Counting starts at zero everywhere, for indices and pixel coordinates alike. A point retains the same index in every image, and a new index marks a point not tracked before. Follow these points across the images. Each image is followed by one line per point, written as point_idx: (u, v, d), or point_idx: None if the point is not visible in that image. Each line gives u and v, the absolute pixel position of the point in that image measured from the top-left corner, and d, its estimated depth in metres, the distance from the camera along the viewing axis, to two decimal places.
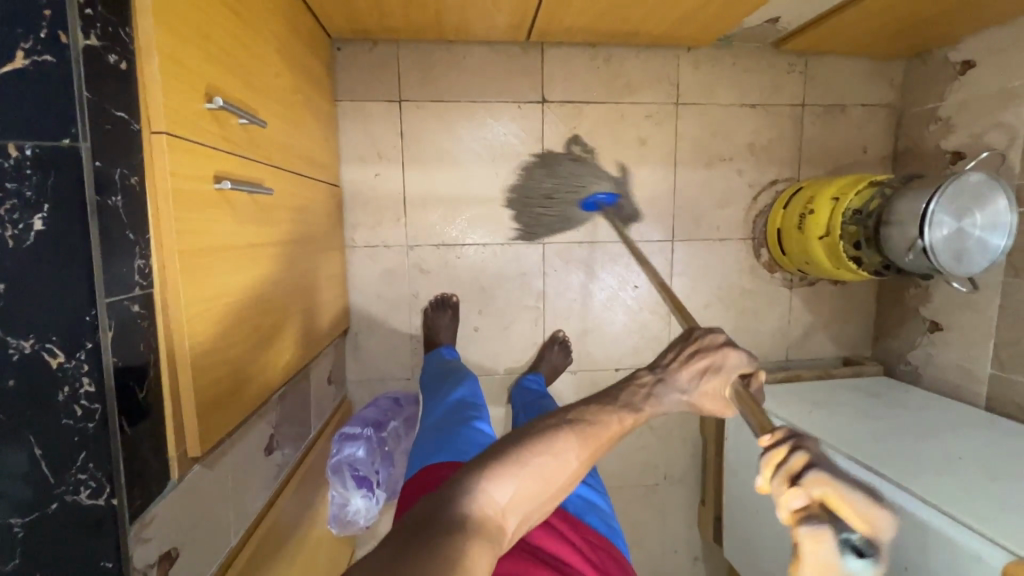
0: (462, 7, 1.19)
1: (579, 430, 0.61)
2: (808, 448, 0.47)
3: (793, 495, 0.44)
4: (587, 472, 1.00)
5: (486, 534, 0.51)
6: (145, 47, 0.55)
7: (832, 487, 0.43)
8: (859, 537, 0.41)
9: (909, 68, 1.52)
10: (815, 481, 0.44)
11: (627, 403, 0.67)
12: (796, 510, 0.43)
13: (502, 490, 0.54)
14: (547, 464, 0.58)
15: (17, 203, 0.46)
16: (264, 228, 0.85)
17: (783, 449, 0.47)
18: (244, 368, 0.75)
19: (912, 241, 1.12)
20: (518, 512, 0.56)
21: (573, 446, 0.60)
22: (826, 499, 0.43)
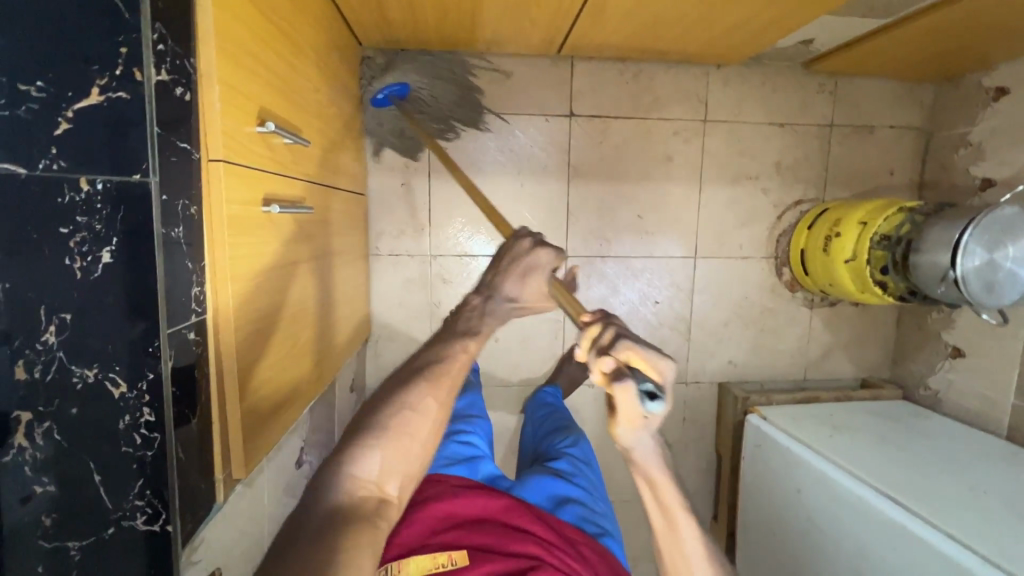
0: (497, 21, 1.19)
1: (424, 379, 0.64)
2: (616, 324, 0.59)
3: (608, 359, 0.55)
4: (585, 470, 0.98)
5: (365, 513, 0.54)
6: (207, 76, 0.55)
7: (635, 349, 0.55)
8: (653, 384, 0.54)
9: (940, 91, 1.51)
10: (620, 345, 0.55)
11: (463, 330, 0.71)
12: (611, 371, 0.55)
13: (371, 464, 0.57)
14: (406, 424, 0.60)
15: (87, 236, 0.47)
16: (301, 245, 0.85)
17: (598, 329, 0.58)
18: (281, 387, 0.76)
19: (944, 273, 1.12)
20: (397, 479, 0.59)
21: (428, 399, 0.63)
22: (631, 360, 0.55)
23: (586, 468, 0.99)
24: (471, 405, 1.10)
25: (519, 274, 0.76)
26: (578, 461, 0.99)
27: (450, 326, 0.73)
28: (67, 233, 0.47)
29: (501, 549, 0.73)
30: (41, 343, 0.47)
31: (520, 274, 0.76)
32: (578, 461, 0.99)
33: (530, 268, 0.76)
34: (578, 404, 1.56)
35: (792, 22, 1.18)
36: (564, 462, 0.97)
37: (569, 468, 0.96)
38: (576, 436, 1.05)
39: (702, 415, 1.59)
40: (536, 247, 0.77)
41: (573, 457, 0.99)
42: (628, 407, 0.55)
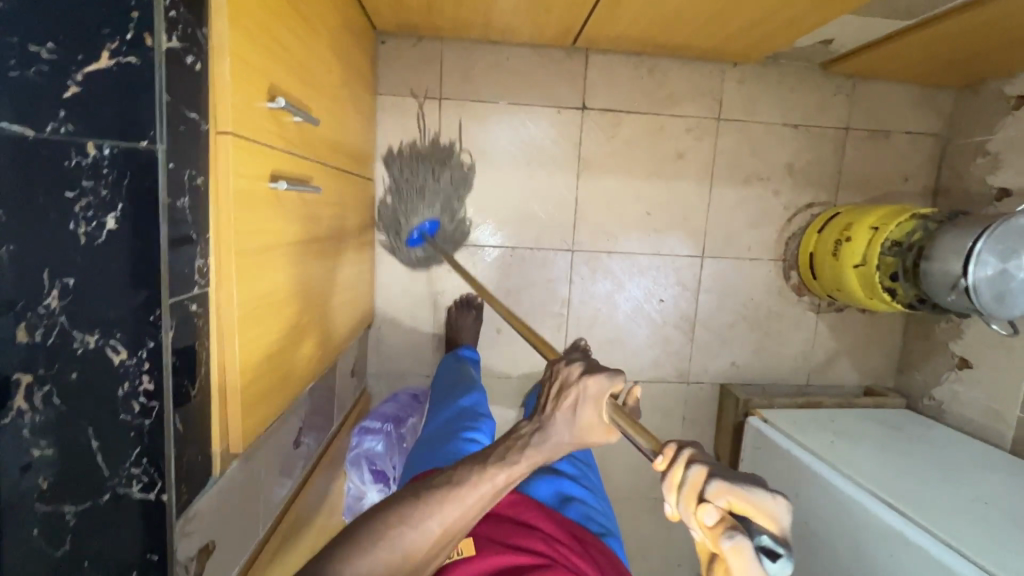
0: (512, 10, 1.18)
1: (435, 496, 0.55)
2: (704, 460, 0.39)
3: (708, 508, 0.35)
4: (587, 472, 0.99)
5: None
6: (218, 47, 0.54)
7: (739, 492, 0.35)
8: (771, 537, 0.34)
9: (959, 98, 1.48)
10: (721, 491, 0.36)
11: (497, 459, 0.57)
12: (712, 525, 0.35)
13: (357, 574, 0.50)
14: (402, 540, 0.52)
15: (92, 201, 0.47)
16: (307, 225, 0.85)
17: (680, 467, 0.39)
18: (281, 365, 0.76)
19: (955, 281, 1.10)
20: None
21: (434, 515, 0.54)
22: (733, 507, 0.35)
23: (587, 470, 0.99)
24: (476, 402, 1.09)
25: (569, 405, 0.54)
26: (580, 464, 0.99)
27: (486, 449, 0.59)
28: (71, 198, 0.47)
29: (507, 540, 0.72)
30: (43, 307, 0.47)
31: (569, 404, 0.54)
32: (581, 464, 0.99)
33: (580, 396, 0.54)
34: None
35: (813, 21, 1.16)
36: (568, 463, 0.97)
37: (571, 470, 0.96)
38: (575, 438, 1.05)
39: (702, 416, 1.59)
40: (586, 372, 0.54)
41: (575, 459, 1.00)
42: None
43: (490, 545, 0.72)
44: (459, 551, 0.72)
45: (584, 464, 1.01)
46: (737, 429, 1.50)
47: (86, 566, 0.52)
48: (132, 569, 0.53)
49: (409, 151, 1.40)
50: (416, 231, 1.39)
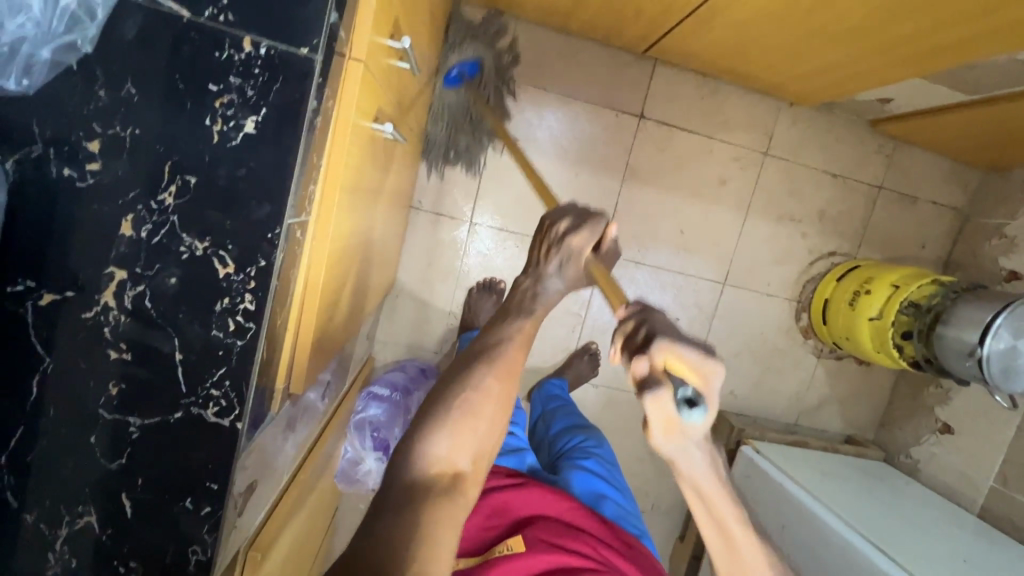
0: (603, 6, 1.17)
1: (484, 366, 0.60)
2: (654, 322, 0.47)
3: (642, 359, 0.43)
4: (612, 471, 1.05)
5: (444, 487, 0.54)
6: None
7: (674, 351, 0.42)
8: (694, 390, 0.41)
9: (985, 179, 1.56)
10: (661, 349, 0.43)
11: (518, 309, 0.64)
12: (642, 375, 0.43)
13: (439, 445, 0.56)
14: (470, 410, 0.57)
15: (235, 100, 0.45)
16: (380, 174, 0.82)
17: (631, 327, 0.47)
18: (338, 312, 0.73)
19: (972, 348, 1.15)
20: (460, 470, 0.56)
21: (484, 396, 0.58)
22: (669, 363, 0.42)
23: (612, 467, 1.06)
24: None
25: (558, 261, 0.64)
26: (606, 463, 1.05)
27: (505, 303, 0.66)
28: (216, 92, 0.44)
29: (555, 540, 0.76)
30: (157, 202, 0.45)
31: (558, 260, 0.64)
32: (607, 462, 1.05)
33: (567, 254, 0.64)
34: (580, 401, 1.56)
35: (883, 78, 1.19)
36: (595, 464, 1.03)
37: (599, 469, 1.02)
38: (598, 436, 1.10)
39: None
40: (570, 231, 0.64)
41: (601, 458, 1.05)
42: (662, 422, 0.42)
43: (540, 542, 0.75)
44: (508, 546, 0.76)
45: (610, 465, 1.06)
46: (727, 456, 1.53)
47: (140, 481, 0.50)
48: (185, 495, 0.50)
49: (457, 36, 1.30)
50: (455, 72, 1.30)
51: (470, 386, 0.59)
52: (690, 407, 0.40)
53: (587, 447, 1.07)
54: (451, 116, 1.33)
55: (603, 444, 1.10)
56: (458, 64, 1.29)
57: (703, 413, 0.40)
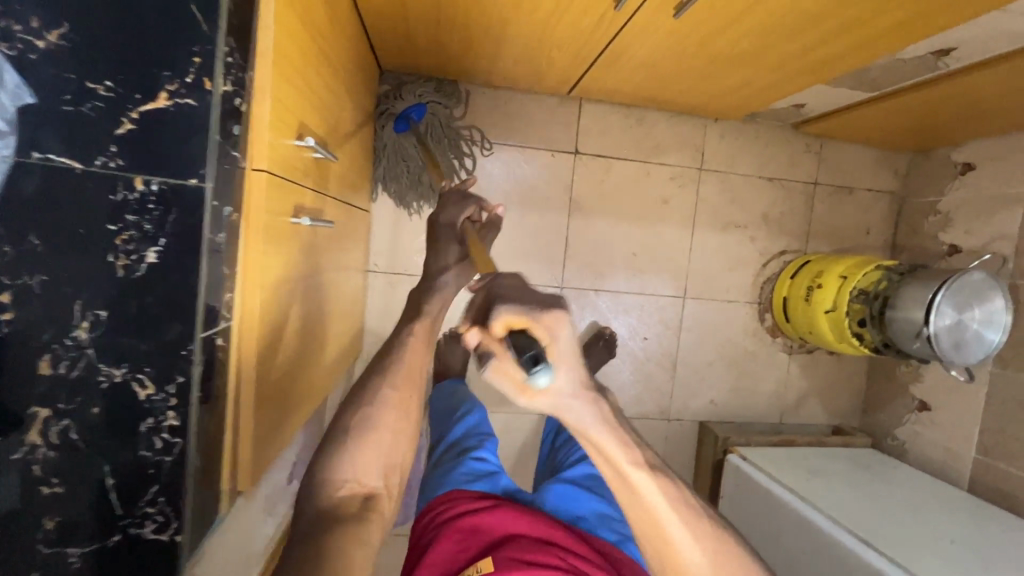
0: (517, 61, 1.23)
1: (381, 375, 0.73)
2: (501, 285, 0.52)
3: (474, 332, 0.50)
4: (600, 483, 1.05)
5: (353, 510, 0.63)
6: (261, 91, 0.58)
7: (513, 314, 0.47)
8: (536, 351, 0.47)
9: (913, 160, 1.63)
10: (501, 316, 0.48)
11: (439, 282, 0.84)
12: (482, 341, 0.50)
13: (348, 459, 0.66)
14: (371, 419, 0.69)
15: (134, 235, 0.50)
16: (316, 258, 0.86)
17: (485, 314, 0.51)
18: (286, 397, 0.76)
19: (918, 329, 1.18)
20: (374, 464, 0.67)
21: (385, 389, 0.72)
22: (511, 327, 0.48)
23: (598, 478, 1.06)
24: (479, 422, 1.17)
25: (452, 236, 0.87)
26: (589, 475, 1.05)
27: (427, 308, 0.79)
28: (116, 232, 0.49)
29: (524, 557, 0.76)
30: (71, 339, 0.49)
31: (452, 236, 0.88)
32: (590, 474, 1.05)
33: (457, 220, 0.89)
34: None
35: (790, 89, 1.26)
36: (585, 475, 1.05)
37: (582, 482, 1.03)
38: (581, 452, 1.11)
39: (682, 452, 1.62)
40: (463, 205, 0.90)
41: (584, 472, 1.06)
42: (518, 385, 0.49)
43: (508, 561, 0.75)
44: (477, 568, 0.75)
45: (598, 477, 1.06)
46: (716, 467, 1.54)
47: None
48: None
49: (382, 148, 1.37)
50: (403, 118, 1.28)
51: (371, 391, 0.71)
52: (537, 368, 0.47)
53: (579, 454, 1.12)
54: (408, 173, 1.39)
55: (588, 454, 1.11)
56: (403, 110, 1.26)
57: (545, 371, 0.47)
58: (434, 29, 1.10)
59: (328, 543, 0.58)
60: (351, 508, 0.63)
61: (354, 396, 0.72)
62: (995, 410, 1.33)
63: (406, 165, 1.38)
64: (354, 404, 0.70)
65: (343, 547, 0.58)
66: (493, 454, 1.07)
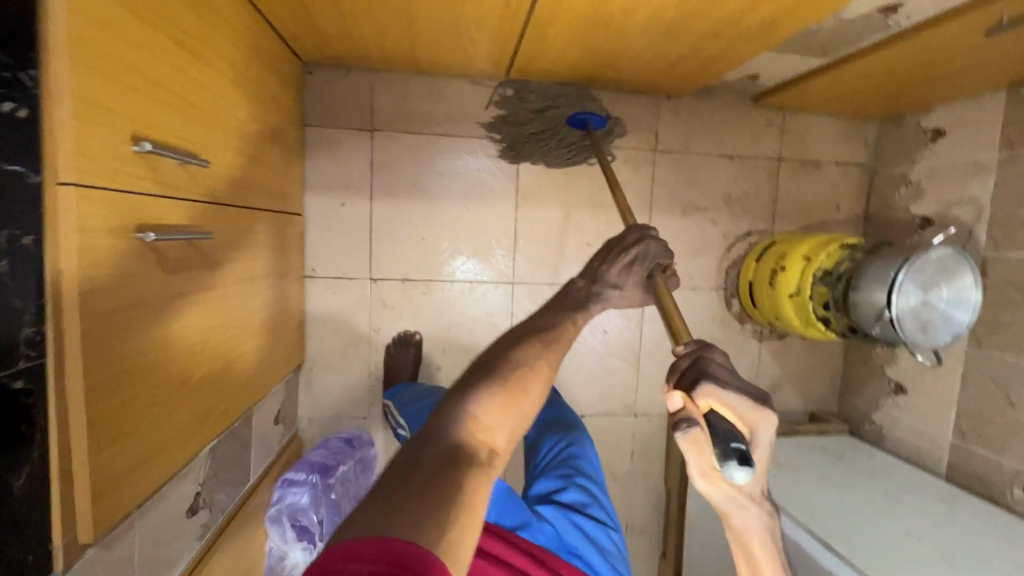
0: (439, 43, 1.15)
1: (536, 342, 0.65)
2: (709, 361, 0.60)
3: (676, 395, 0.57)
4: (599, 500, 0.98)
5: (479, 462, 0.50)
6: (55, 90, 0.49)
7: (717, 395, 0.56)
8: (743, 446, 0.51)
9: (883, 129, 1.53)
10: (704, 395, 0.56)
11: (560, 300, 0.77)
12: (678, 407, 0.57)
13: (488, 408, 0.55)
14: (525, 381, 0.59)
15: None
16: (200, 273, 0.79)
17: (685, 375, 0.60)
18: (162, 430, 0.69)
19: (879, 311, 1.11)
20: (509, 428, 0.56)
21: (541, 359, 0.62)
22: (708, 407, 0.56)
23: (597, 496, 0.98)
24: None
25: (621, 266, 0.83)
26: (589, 491, 0.98)
27: None
28: None
29: None
30: None
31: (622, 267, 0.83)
32: (589, 490, 0.98)
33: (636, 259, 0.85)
34: None
35: (736, 58, 1.17)
36: (574, 489, 0.97)
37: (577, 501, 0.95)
38: (586, 462, 1.04)
39: (651, 448, 1.56)
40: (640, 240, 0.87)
41: (583, 487, 0.98)
42: (707, 461, 0.55)
43: None
44: None
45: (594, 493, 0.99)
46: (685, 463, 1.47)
47: None
48: None
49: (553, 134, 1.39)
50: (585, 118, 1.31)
51: (526, 354, 0.62)
52: (735, 465, 0.50)
53: (574, 463, 1.03)
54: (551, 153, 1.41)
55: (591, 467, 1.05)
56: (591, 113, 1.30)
57: (744, 471, 0.50)
58: (341, 15, 1.02)
59: (452, 489, 0.46)
60: (479, 455, 0.51)
61: (494, 357, 0.62)
62: (972, 392, 1.25)
63: (533, 130, 1.39)
64: (508, 359, 0.61)
65: (472, 496, 0.47)
66: None
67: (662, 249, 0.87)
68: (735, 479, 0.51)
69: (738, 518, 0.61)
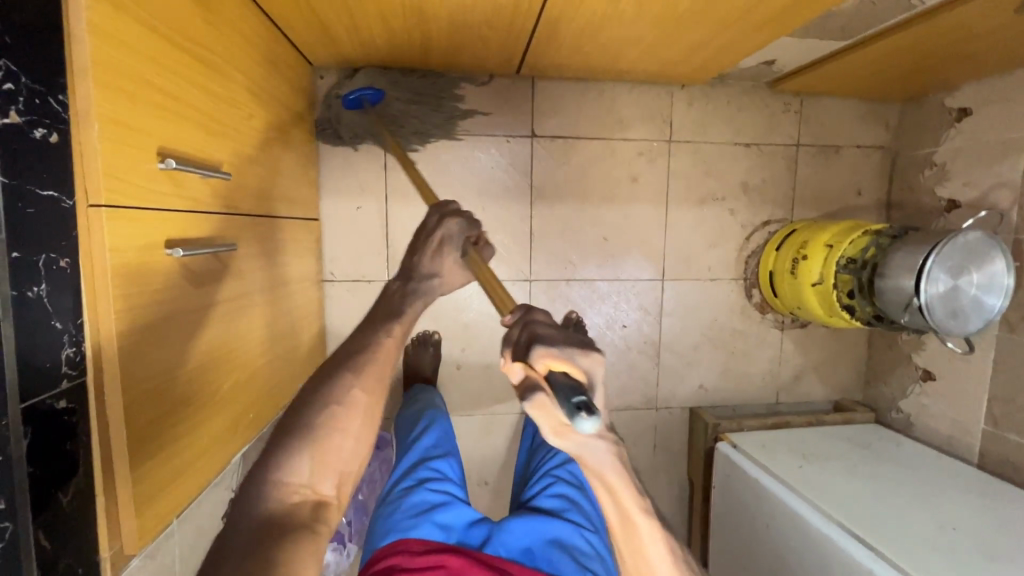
0: (450, 43, 1.14)
1: (350, 369, 0.67)
2: (534, 324, 0.54)
3: (518, 366, 0.51)
4: (577, 503, 1.01)
5: (302, 520, 0.55)
6: (83, 113, 0.50)
7: (551, 355, 0.48)
8: (585, 396, 0.45)
9: (905, 110, 1.49)
10: (540, 358, 0.48)
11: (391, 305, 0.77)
12: (521, 381, 0.51)
13: (303, 462, 0.59)
14: (333, 423, 0.62)
15: None
16: (226, 284, 0.80)
17: (518, 340, 0.54)
18: (197, 440, 0.71)
19: (908, 300, 1.08)
20: (330, 477, 0.60)
21: (357, 388, 0.66)
22: (547, 367, 0.49)
23: (575, 501, 1.01)
24: (436, 441, 1.10)
25: (434, 249, 0.80)
26: (566, 497, 1.01)
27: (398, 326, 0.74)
28: None
29: None
30: None
31: (434, 249, 0.80)
32: (566, 496, 1.01)
33: (443, 240, 0.81)
34: None
35: (752, 45, 1.14)
36: (551, 496, 1.02)
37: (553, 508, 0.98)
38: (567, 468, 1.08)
39: (674, 441, 1.56)
40: (445, 217, 0.81)
41: (560, 494, 1.01)
42: (555, 420, 0.50)
43: None
44: None
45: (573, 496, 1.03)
46: (708, 455, 1.46)
47: None
48: None
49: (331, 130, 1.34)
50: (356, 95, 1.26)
51: (336, 389, 0.65)
52: (586, 418, 0.44)
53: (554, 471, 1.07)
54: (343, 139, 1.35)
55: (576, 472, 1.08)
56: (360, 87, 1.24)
57: (593, 421, 0.44)
58: (350, 20, 1.02)
59: (274, 556, 0.51)
60: (301, 516, 0.56)
61: (301, 404, 0.64)
62: (1004, 378, 1.22)
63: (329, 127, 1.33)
64: (313, 406, 0.63)
65: (296, 558, 0.52)
66: (450, 484, 1.01)
67: (466, 223, 0.81)
68: (588, 431, 0.45)
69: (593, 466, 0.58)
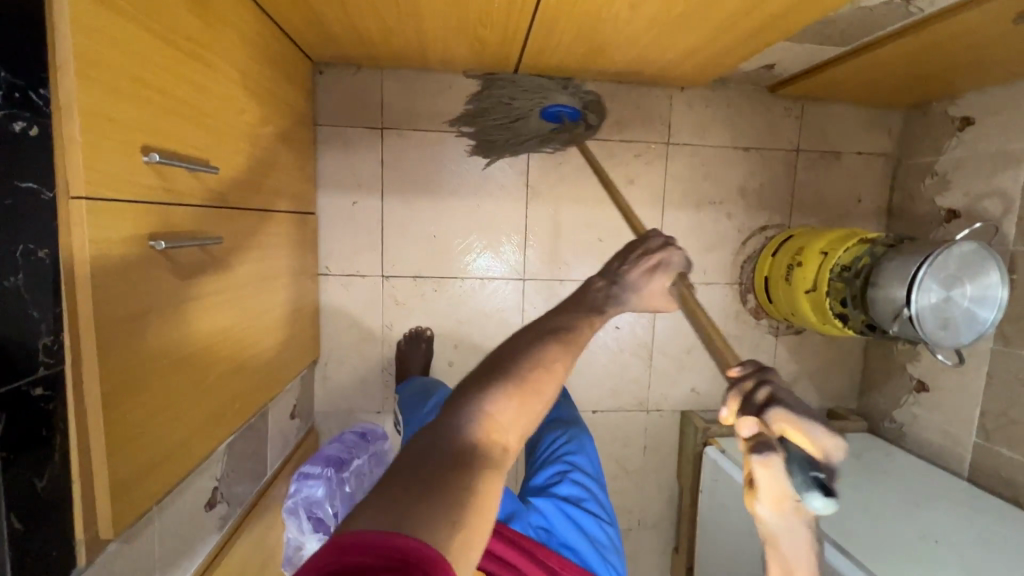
0: (446, 41, 1.14)
1: (555, 340, 0.60)
2: (773, 383, 0.51)
3: (749, 420, 0.48)
4: (592, 488, 0.99)
5: (493, 460, 0.48)
6: (66, 107, 0.51)
7: (791, 423, 0.47)
8: (823, 473, 0.46)
9: (908, 117, 1.47)
10: (777, 419, 0.47)
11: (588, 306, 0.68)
12: (752, 439, 0.47)
13: (500, 412, 0.51)
14: (540, 379, 0.55)
15: None
16: (212, 276, 0.81)
17: (746, 383, 0.51)
18: (179, 427, 0.72)
19: (899, 310, 1.07)
20: (522, 430, 0.53)
21: (561, 358, 0.58)
22: (785, 431, 0.47)
23: (592, 488, 0.99)
24: None
25: (647, 269, 0.73)
26: (583, 481, 0.99)
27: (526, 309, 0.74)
28: None
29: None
30: None
31: (647, 268, 0.73)
32: (584, 482, 0.99)
33: (662, 263, 0.74)
34: None
35: (751, 48, 1.13)
36: (569, 483, 0.98)
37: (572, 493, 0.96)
38: (584, 451, 1.06)
39: (664, 443, 1.56)
40: (664, 244, 0.77)
41: (579, 479, 0.99)
42: (777, 491, 0.46)
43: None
44: None
45: (590, 482, 1.00)
46: (698, 457, 1.47)
47: None
48: None
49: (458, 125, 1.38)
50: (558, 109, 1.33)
51: (545, 353, 0.57)
52: (823, 496, 0.45)
53: (573, 456, 1.05)
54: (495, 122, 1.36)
55: (588, 461, 1.06)
56: (561, 103, 1.32)
57: (830, 502, 0.45)
58: (346, 16, 1.02)
59: (457, 487, 0.43)
60: (492, 453, 0.48)
61: (499, 360, 0.57)
62: (997, 391, 1.21)
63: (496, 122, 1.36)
64: (517, 356, 0.56)
65: (479, 497, 0.44)
66: None
67: (685, 260, 0.76)
68: (816, 510, 0.45)
69: (786, 556, 0.47)
